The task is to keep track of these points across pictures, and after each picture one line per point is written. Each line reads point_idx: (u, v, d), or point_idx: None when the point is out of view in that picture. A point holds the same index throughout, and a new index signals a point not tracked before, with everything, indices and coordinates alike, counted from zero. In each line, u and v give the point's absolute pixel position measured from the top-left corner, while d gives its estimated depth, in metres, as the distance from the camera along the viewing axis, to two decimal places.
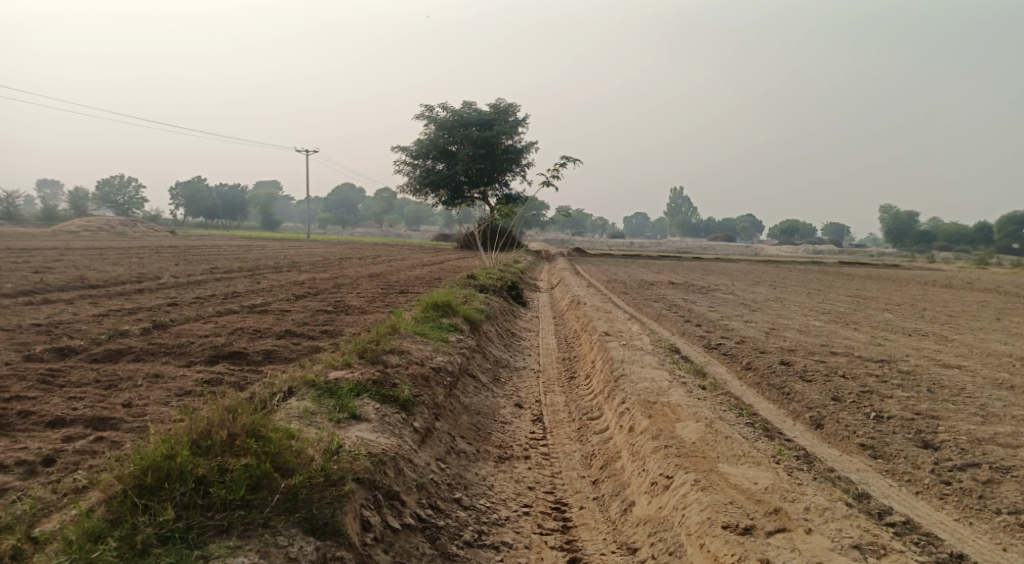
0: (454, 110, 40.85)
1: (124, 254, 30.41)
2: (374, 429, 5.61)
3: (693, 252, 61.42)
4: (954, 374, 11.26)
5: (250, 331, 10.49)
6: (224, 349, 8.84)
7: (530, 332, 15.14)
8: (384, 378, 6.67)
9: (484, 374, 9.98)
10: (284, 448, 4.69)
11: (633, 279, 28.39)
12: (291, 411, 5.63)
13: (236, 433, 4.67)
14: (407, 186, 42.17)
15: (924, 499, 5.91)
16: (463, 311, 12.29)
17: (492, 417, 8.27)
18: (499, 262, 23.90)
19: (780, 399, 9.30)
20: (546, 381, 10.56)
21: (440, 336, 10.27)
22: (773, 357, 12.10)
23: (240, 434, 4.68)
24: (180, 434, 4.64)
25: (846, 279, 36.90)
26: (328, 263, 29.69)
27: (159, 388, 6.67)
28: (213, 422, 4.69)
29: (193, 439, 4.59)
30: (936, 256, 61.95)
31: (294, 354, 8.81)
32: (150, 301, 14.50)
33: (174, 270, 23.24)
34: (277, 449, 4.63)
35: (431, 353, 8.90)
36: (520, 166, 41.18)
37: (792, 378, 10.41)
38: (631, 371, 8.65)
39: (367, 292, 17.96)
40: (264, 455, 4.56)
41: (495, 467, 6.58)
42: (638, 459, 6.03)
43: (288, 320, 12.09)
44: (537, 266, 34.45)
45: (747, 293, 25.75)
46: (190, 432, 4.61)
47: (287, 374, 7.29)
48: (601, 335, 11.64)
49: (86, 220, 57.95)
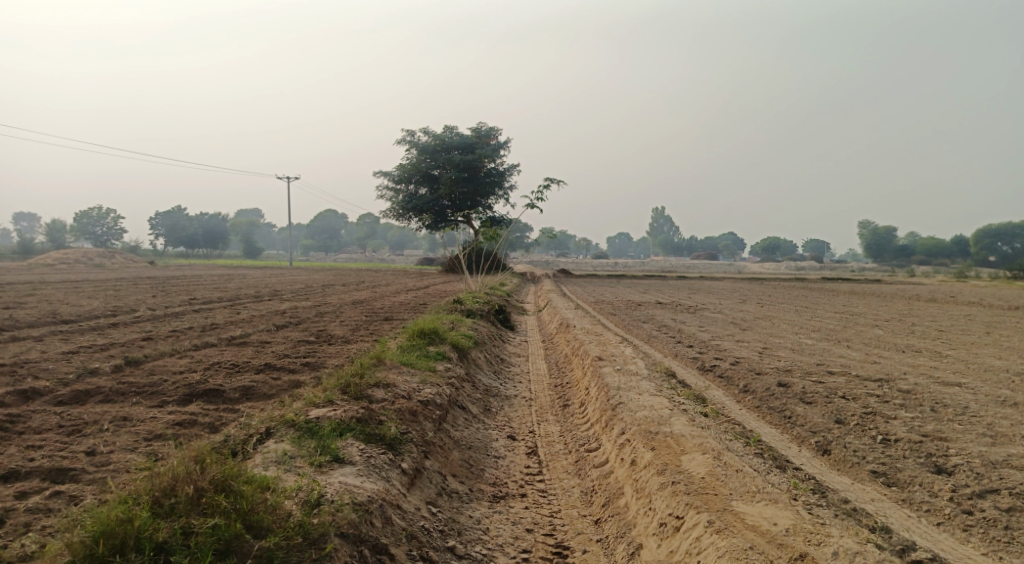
0: (435, 135, 40.72)
1: (101, 288, 29.76)
2: (359, 473, 5.19)
3: (677, 271, 61.36)
4: (954, 392, 10.99)
5: (228, 366, 10.03)
6: (199, 386, 8.37)
7: (519, 357, 14.73)
8: (369, 416, 6.26)
9: (475, 405, 9.56)
10: (258, 503, 4.29)
11: (621, 300, 28.12)
12: (267, 457, 5.21)
13: (204, 488, 4.27)
14: (390, 212, 41.86)
15: (947, 532, 5.56)
16: (451, 339, 11.90)
17: (484, 451, 7.86)
18: (485, 286, 23.53)
19: (782, 423, 8.94)
20: (539, 410, 10.15)
21: (428, 365, 9.86)
22: (770, 378, 11.78)
23: (208, 490, 4.28)
24: (141, 491, 4.23)
25: (831, 295, 36.84)
26: (310, 291, 29.17)
27: (126, 433, 6.22)
28: (177, 476, 4.29)
29: (155, 497, 4.19)
30: (916, 271, 62.32)
31: (274, 390, 8.37)
32: (124, 336, 13.98)
33: (151, 303, 22.69)
34: (249, 506, 4.23)
35: (419, 385, 8.49)
36: (503, 189, 41.05)
37: (792, 401, 10.07)
38: (629, 398, 8.28)
39: (350, 321, 17.49)
40: (234, 514, 4.16)
41: (491, 507, 6.16)
42: (643, 497, 5.65)
43: (268, 353, 11.64)
44: (523, 288, 34.09)
45: (736, 311, 25.51)
46: (153, 489, 4.21)
47: (266, 413, 6.86)
48: (594, 360, 11.28)
49: (63, 252, 57.15)
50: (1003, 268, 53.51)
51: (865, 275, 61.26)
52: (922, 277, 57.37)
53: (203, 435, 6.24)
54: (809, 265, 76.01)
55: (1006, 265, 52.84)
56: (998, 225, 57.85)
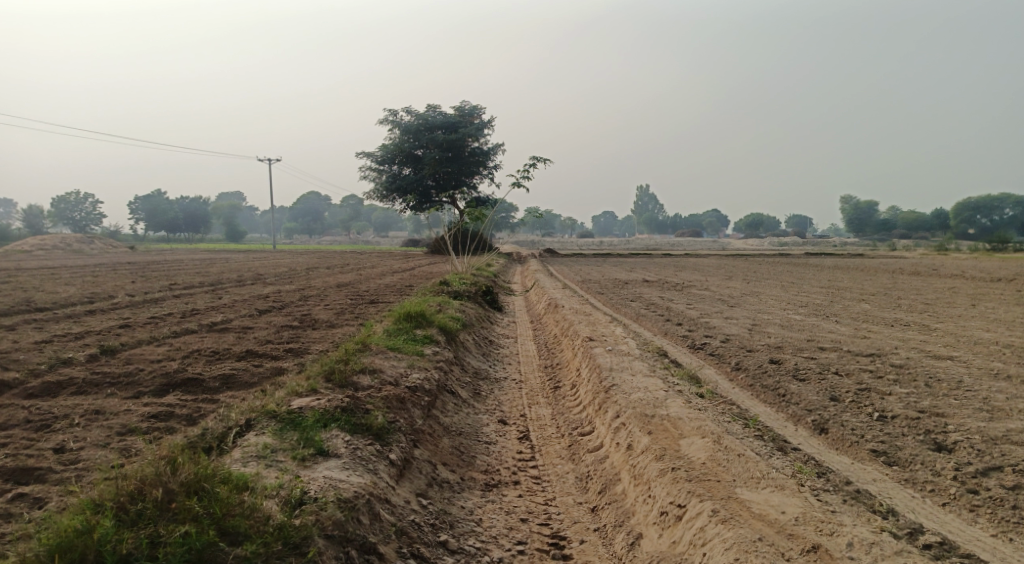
0: (418, 114, 40.10)
1: (79, 274, 29.16)
2: (344, 467, 4.94)
3: (662, 249, 61.34)
4: (948, 366, 10.84)
5: (208, 354, 9.72)
6: (177, 376, 8.07)
7: (508, 338, 14.49)
8: (355, 404, 5.99)
9: (464, 389, 9.31)
10: (234, 506, 4.03)
11: (608, 279, 27.94)
12: (246, 452, 4.94)
13: (173, 491, 4.01)
14: (374, 193, 41.31)
15: (954, 513, 5.40)
16: (438, 321, 11.62)
17: (475, 437, 7.63)
18: (472, 266, 23.22)
19: (778, 401, 8.77)
20: (529, 392, 9.93)
21: (416, 349, 9.59)
22: (761, 355, 11.62)
23: (178, 493, 4.02)
24: (105, 496, 3.97)
25: (816, 269, 36.83)
26: (294, 274, 28.74)
27: (98, 428, 5.93)
28: (145, 479, 4.03)
29: (121, 502, 3.93)
30: (898, 245, 62.56)
31: (255, 379, 8.08)
32: (101, 323, 13.60)
33: (131, 289, 22.23)
34: (224, 510, 3.98)
35: (406, 371, 8.22)
36: (488, 168, 40.62)
37: (786, 378, 9.90)
38: (622, 380, 8.05)
39: (335, 304, 17.16)
40: (206, 519, 3.92)
41: (483, 496, 5.94)
42: (642, 484, 5.45)
43: (250, 339, 11.32)
44: (510, 268, 33.83)
45: (723, 288, 25.40)
46: (119, 492, 3.97)
47: (247, 403, 6.58)
48: (585, 340, 11.06)
49: (41, 238, 56.12)
50: (983, 240, 53.87)
51: (848, 250, 61.49)
52: (903, 250, 57.63)
53: (180, 429, 5.97)
54: (793, 240, 76.22)
55: (986, 237, 53.17)
56: (978, 198, 58.12)
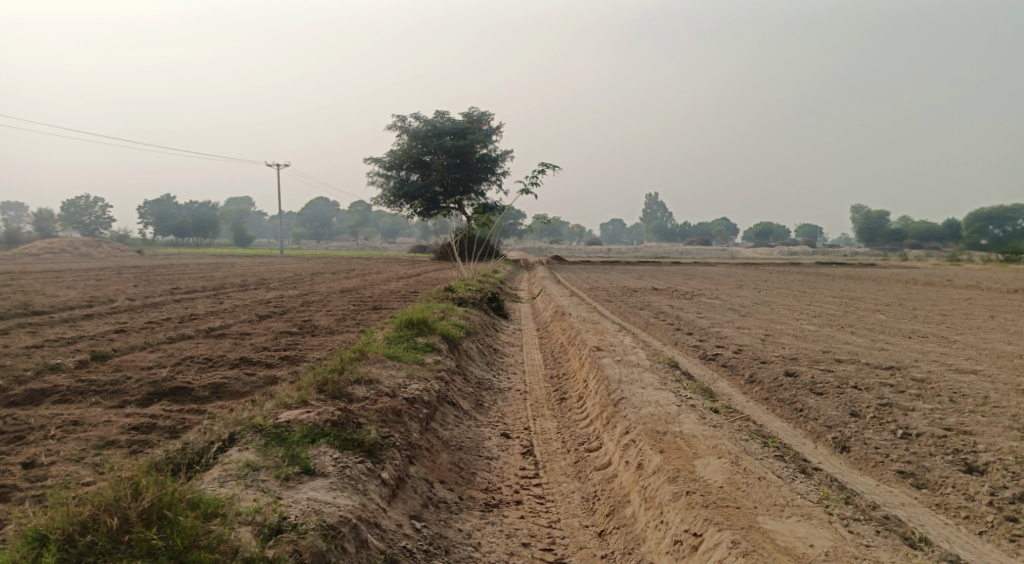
0: (426, 120, 39.84)
1: (82, 277, 28.93)
2: (331, 486, 4.57)
3: (670, 258, 60.72)
4: (972, 380, 10.38)
5: (201, 361, 9.37)
6: (165, 384, 7.71)
7: (513, 347, 14.10)
8: (348, 417, 5.63)
9: (465, 400, 8.94)
10: (196, 539, 3.72)
11: (616, 287, 27.48)
12: (226, 470, 4.58)
13: (129, 522, 3.71)
14: (381, 199, 41.04)
15: (992, 544, 5.04)
16: (441, 329, 11.25)
17: (476, 452, 7.24)
18: (478, 273, 22.85)
19: (795, 416, 8.35)
20: (534, 404, 9.53)
21: (416, 358, 9.22)
22: (775, 367, 11.19)
23: (134, 523, 3.72)
24: (54, 526, 3.67)
25: (827, 279, 36.23)
26: (298, 279, 28.43)
27: (74, 440, 5.58)
28: (99, 508, 3.73)
29: (70, 534, 3.64)
30: (909, 255, 61.79)
31: (247, 389, 7.72)
32: (96, 328, 13.29)
33: (131, 293, 21.94)
34: (184, 544, 3.67)
35: (404, 381, 7.85)
36: (496, 175, 40.31)
37: (802, 392, 9.46)
38: (632, 393, 7.64)
39: (337, 310, 16.80)
40: (163, 555, 3.62)
41: (483, 518, 5.55)
42: (653, 508, 5.06)
43: (246, 345, 10.97)
44: (517, 275, 33.42)
45: (733, 297, 24.93)
46: (69, 522, 3.67)
47: (234, 414, 6.22)
48: (592, 350, 10.67)
49: (48, 240, 56.04)
50: (995, 251, 53.09)
51: (858, 260, 60.75)
52: (913, 260, 56.85)
53: (161, 442, 5.62)
54: (802, 250, 75.54)
55: (998, 247, 52.36)
56: (990, 208, 57.09)
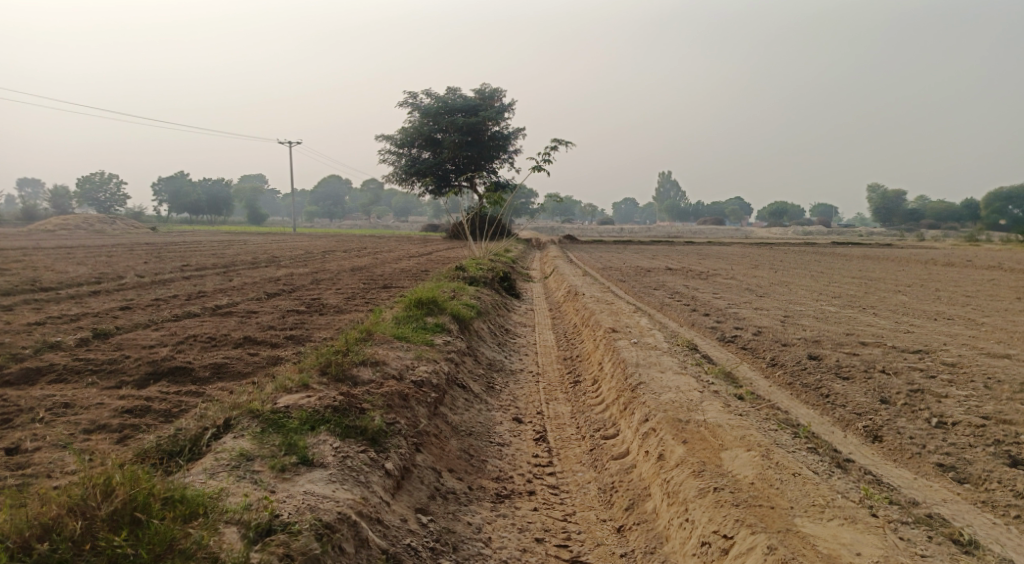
0: (438, 97, 39.26)
1: (94, 254, 28.83)
2: (330, 479, 4.25)
3: (682, 237, 60.04)
4: (1005, 365, 9.93)
5: (204, 340, 9.07)
6: (165, 365, 7.41)
7: (525, 327, 13.74)
8: (351, 402, 5.30)
9: (476, 382, 8.61)
10: (175, 544, 3.42)
11: (630, 266, 27.03)
12: (217, 461, 4.27)
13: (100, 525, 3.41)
14: (393, 176, 40.63)
15: None
16: (451, 308, 10.90)
17: (486, 438, 6.91)
18: (489, 251, 22.48)
19: (821, 402, 7.95)
20: (547, 387, 9.20)
21: (425, 338, 8.88)
22: (797, 350, 10.78)
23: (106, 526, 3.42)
24: (18, 530, 3.38)
25: (845, 260, 35.59)
26: (309, 257, 28.19)
27: (62, 424, 5.27)
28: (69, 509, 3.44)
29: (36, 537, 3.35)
30: (927, 236, 60.73)
31: (249, 369, 7.41)
32: (101, 305, 13.04)
33: (141, 269, 21.75)
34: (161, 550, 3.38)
35: (412, 363, 7.50)
36: (508, 153, 39.79)
37: (828, 377, 9.06)
38: (651, 378, 7.28)
39: (346, 289, 16.50)
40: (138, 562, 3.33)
41: (494, 510, 5.23)
42: (677, 504, 4.70)
43: (251, 324, 10.68)
44: (529, 254, 33.03)
45: (749, 277, 24.43)
46: (35, 525, 3.38)
47: (233, 397, 5.91)
48: (607, 332, 10.30)
49: (63, 218, 56.18)
50: (1015, 232, 51.94)
51: (874, 240, 59.79)
52: (931, 241, 55.84)
53: (155, 427, 5.31)
54: (817, 230, 74.62)
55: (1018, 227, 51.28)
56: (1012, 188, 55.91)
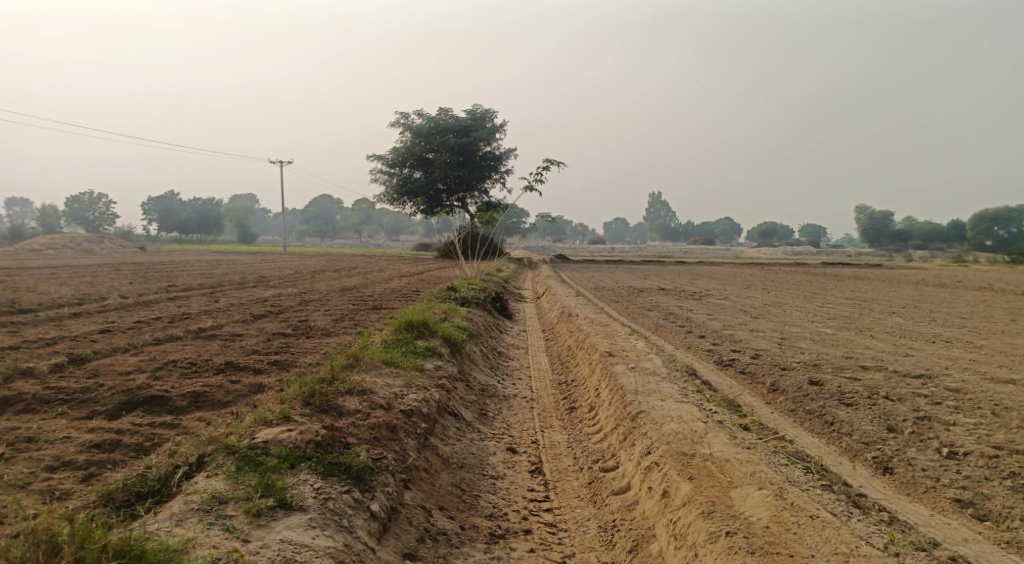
0: (430, 117, 39.09)
1: (78, 274, 28.34)
2: (310, 525, 3.95)
3: (674, 257, 60.00)
4: (1010, 391, 9.67)
5: (184, 366, 8.69)
6: (140, 393, 7.04)
7: (518, 350, 13.41)
8: (335, 436, 4.97)
9: (468, 410, 8.27)
10: None
11: (622, 287, 26.78)
12: (186, 505, 3.93)
13: None
14: (384, 196, 40.35)
15: None
16: (442, 331, 10.56)
17: (479, 471, 6.57)
18: (481, 271, 22.18)
19: (827, 430, 7.65)
20: (541, 413, 8.86)
21: (415, 364, 8.54)
22: (797, 374, 10.50)
23: None
24: None
25: (837, 280, 35.45)
26: (299, 277, 27.83)
27: (24, 460, 4.91)
28: None
29: None
30: (915, 256, 60.89)
31: (229, 398, 7.06)
32: (81, 328, 12.64)
33: (124, 290, 21.28)
34: None
35: (401, 391, 7.16)
36: (500, 173, 39.62)
37: (831, 403, 8.76)
38: (651, 406, 6.96)
39: (335, 310, 16.14)
40: None
41: (488, 551, 4.90)
42: (685, 548, 4.42)
43: (235, 348, 10.30)
44: (521, 274, 32.76)
45: (742, 298, 24.20)
46: None
47: (209, 430, 5.56)
48: (603, 356, 9.97)
49: (49, 237, 55.50)
50: (1002, 252, 52.05)
51: (864, 259, 59.95)
52: (920, 261, 56.02)
53: (124, 464, 4.96)
54: (806, 250, 74.78)
55: (1005, 247, 51.39)
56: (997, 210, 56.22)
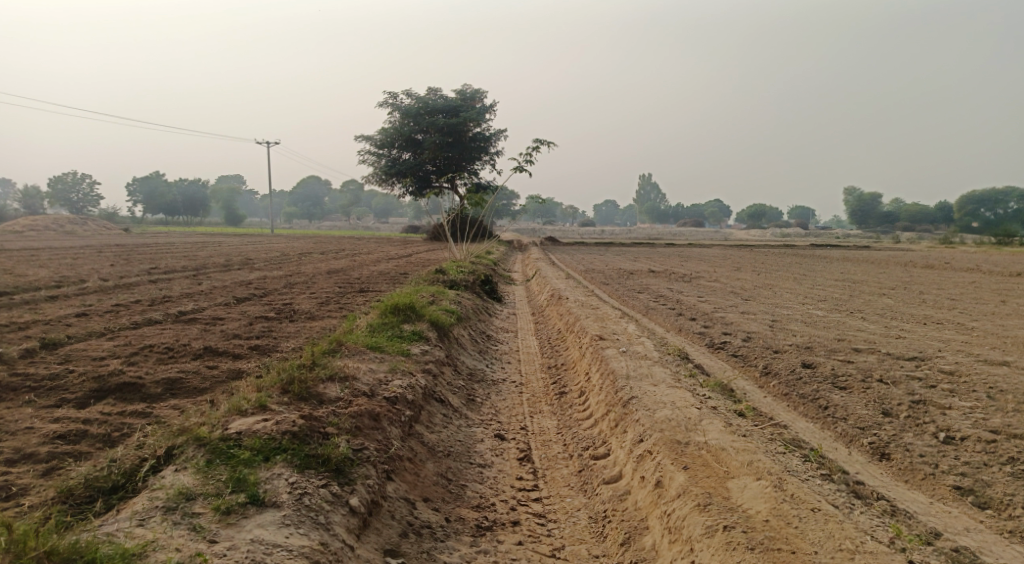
0: (418, 97, 38.57)
1: (59, 256, 27.84)
2: (283, 523, 3.75)
3: (663, 239, 59.87)
4: (1005, 374, 9.54)
5: (161, 352, 8.41)
6: (112, 380, 6.78)
7: (507, 333, 13.18)
8: (313, 426, 4.74)
9: (455, 396, 8.05)
10: None
11: (612, 269, 26.60)
12: (151, 502, 3.71)
13: None
14: (372, 177, 39.89)
15: None
16: (429, 315, 10.31)
17: (466, 459, 6.36)
18: (470, 253, 21.90)
19: (822, 415, 7.47)
20: (530, 398, 8.64)
21: (400, 348, 8.30)
22: (789, 357, 10.31)
23: None
24: None
25: (827, 262, 35.40)
26: (285, 259, 27.47)
27: None
28: None
29: None
30: (903, 237, 61.00)
31: (206, 385, 6.80)
32: (57, 312, 12.30)
33: (106, 273, 20.88)
34: None
35: (385, 377, 6.92)
36: (489, 154, 39.22)
37: (825, 387, 8.59)
38: (643, 391, 6.75)
39: (320, 293, 15.85)
40: None
41: (475, 544, 4.70)
42: (680, 542, 4.28)
43: (215, 333, 10.02)
44: (510, 256, 32.48)
45: (732, 280, 24.04)
46: None
47: (181, 420, 5.31)
48: (594, 339, 9.75)
49: (32, 218, 54.67)
50: (988, 234, 52.17)
51: (853, 241, 59.94)
52: (907, 243, 56.14)
53: (89, 458, 4.71)
54: (795, 231, 74.83)
55: (991, 229, 51.38)
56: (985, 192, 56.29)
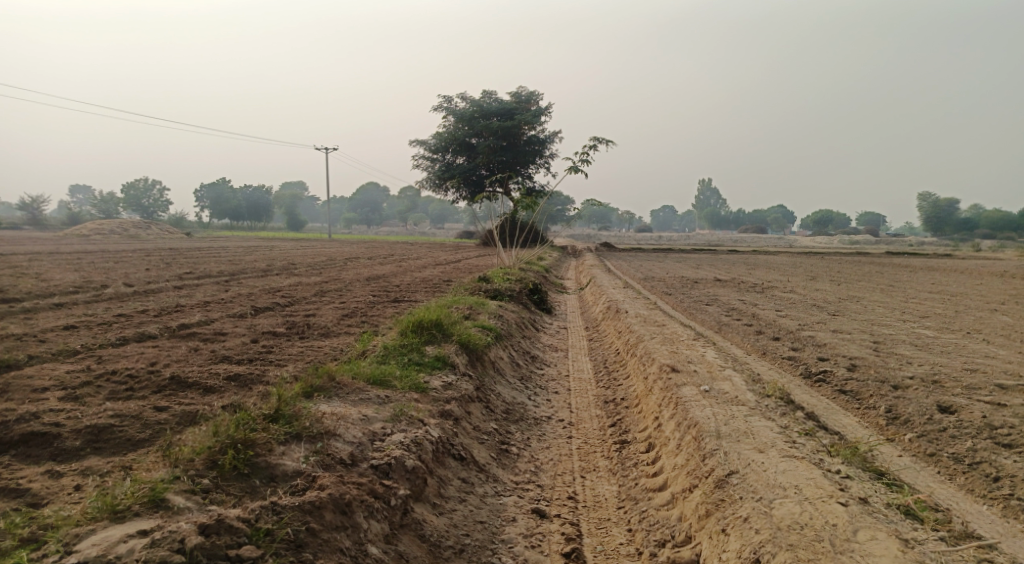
0: (473, 100, 36.85)
1: (104, 259, 27.06)
2: None
3: (724, 245, 56.57)
4: None
5: (118, 381, 6.70)
6: (18, 429, 5.05)
7: (557, 353, 11.18)
8: (215, 550, 3.25)
9: (481, 447, 6.09)
10: None
11: (674, 277, 24.29)
12: None
13: None
14: (426, 183, 38.39)
15: None
16: (460, 334, 8.34)
17: (487, 559, 4.43)
18: (521, 257, 19.94)
19: (1001, 492, 5.22)
20: (581, 449, 6.60)
21: (413, 383, 6.37)
22: (917, 395, 7.91)
23: None
24: None
25: (912, 271, 32.16)
26: (329, 264, 26.03)
27: None
28: None
29: None
30: (983, 245, 56.50)
31: (142, 437, 5.02)
32: (50, 323, 10.82)
33: (136, 277, 19.65)
34: None
35: (381, 430, 5.03)
36: (544, 158, 37.23)
37: (987, 445, 6.30)
38: (749, 464, 4.69)
39: (350, 303, 14.09)
40: None
41: None
42: None
43: (204, 353, 8.30)
44: (564, 263, 30.41)
45: (812, 291, 21.41)
46: None
47: (52, 508, 3.61)
48: (666, 371, 7.65)
49: (97, 222, 54.94)
50: None
51: (930, 249, 55.84)
52: (990, 251, 51.77)
53: None
54: (865, 238, 70.52)
55: None
56: None
